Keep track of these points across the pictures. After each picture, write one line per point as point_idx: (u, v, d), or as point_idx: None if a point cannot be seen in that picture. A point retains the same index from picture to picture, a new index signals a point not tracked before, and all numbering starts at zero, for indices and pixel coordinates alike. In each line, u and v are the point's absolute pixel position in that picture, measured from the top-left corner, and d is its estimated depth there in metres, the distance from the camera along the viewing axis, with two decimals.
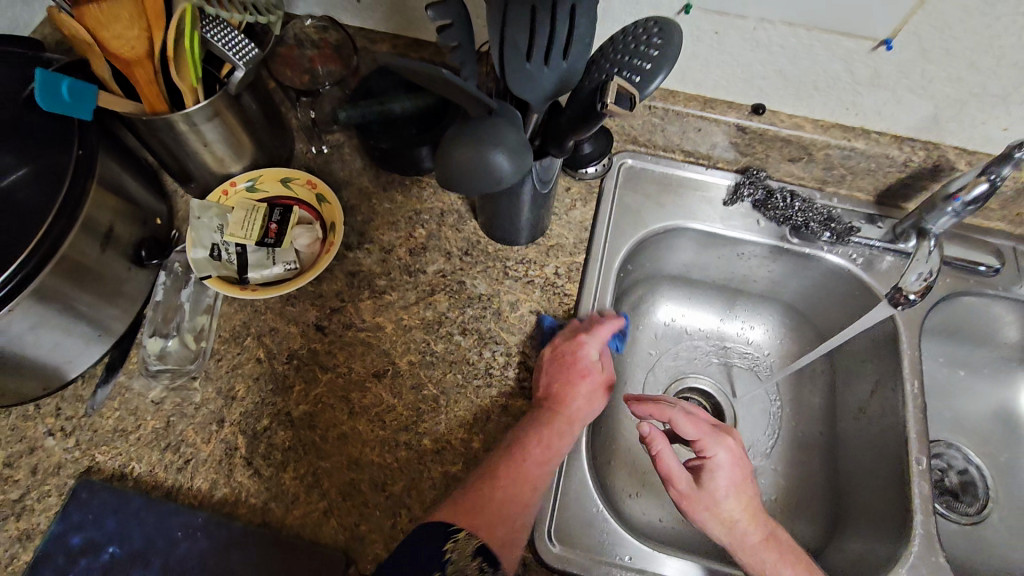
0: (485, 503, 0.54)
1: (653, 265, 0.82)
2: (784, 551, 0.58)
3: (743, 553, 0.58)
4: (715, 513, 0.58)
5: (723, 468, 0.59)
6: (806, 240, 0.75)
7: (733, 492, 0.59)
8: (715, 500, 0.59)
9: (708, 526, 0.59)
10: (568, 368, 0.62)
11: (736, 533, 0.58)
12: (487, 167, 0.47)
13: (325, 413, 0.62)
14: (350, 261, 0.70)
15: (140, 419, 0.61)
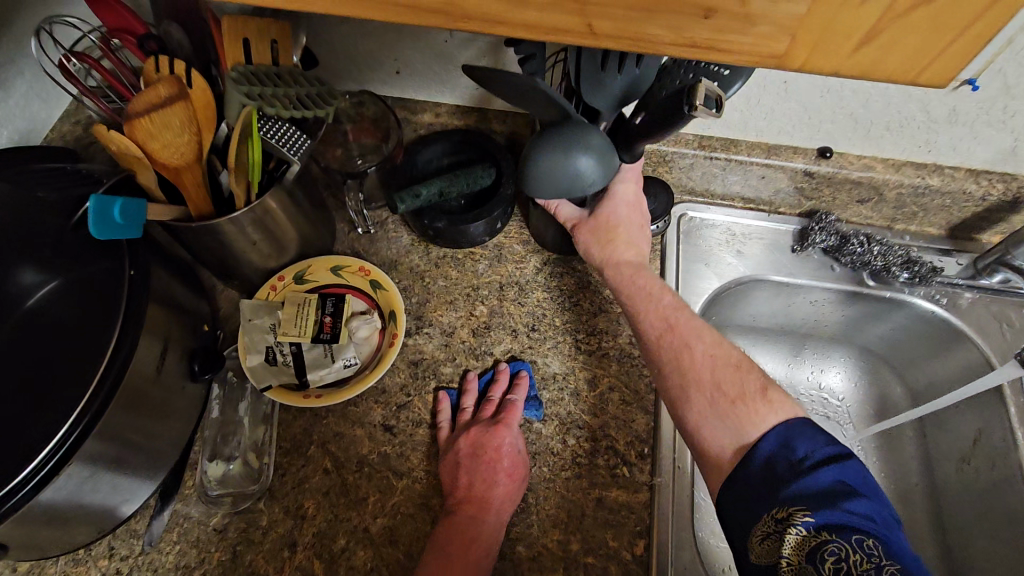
0: None
1: (720, 318, 0.78)
2: (640, 270, 0.59)
3: (614, 271, 0.60)
4: (597, 238, 0.60)
5: (619, 199, 0.59)
6: (884, 285, 0.71)
7: (622, 214, 0.60)
8: (592, 224, 0.60)
9: (589, 249, 0.61)
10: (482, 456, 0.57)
11: (611, 251, 0.60)
12: (574, 172, 0.48)
13: (405, 526, 0.57)
14: (412, 349, 0.65)
15: (204, 551, 0.55)
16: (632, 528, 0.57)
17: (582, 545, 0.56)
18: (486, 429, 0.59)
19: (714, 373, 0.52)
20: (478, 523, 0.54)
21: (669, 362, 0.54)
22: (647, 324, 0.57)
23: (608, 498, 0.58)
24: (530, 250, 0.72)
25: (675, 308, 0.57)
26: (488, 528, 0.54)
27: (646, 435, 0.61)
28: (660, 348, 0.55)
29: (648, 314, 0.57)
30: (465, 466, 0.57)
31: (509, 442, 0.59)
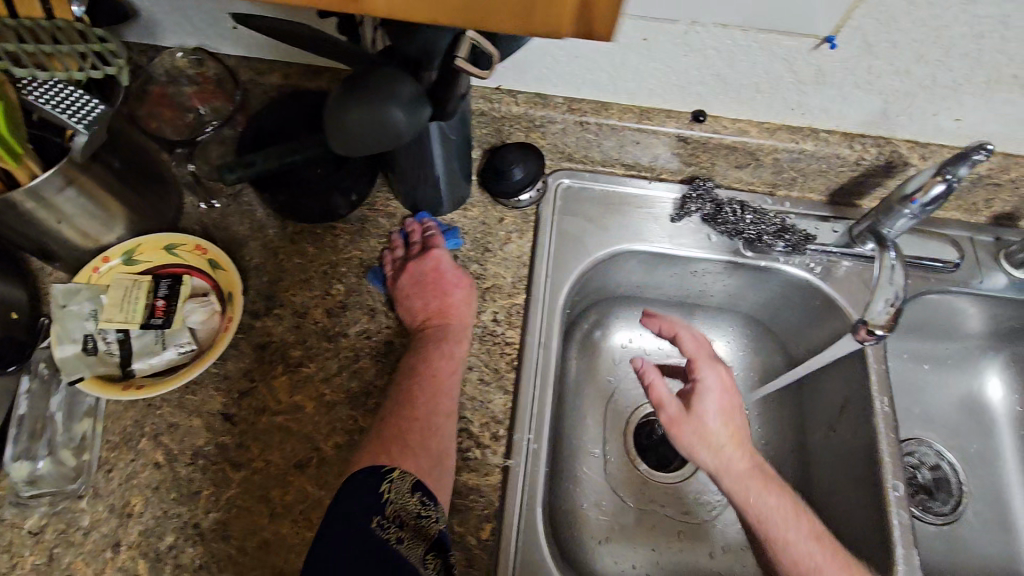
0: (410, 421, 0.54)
1: (600, 290, 0.76)
2: (740, 436, 0.62)
3: (730, 479, 0.61)
4: (702, 435, 0.62)
5: (711, 391, 0.63)
6: (761, 253, 0.69)
7: (721, 416, 0.62)
8: (702, 426, 0.62)
9: (694, 446, 0.62)
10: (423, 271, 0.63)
11: (722, 458, 0.61)
12: (383, 126, 0.41)
13: (240, 521, 0.54)
14: (259, 332, 0.61)
15: (16, 556, 0.51)
16: (480, 511, 0.55)
17: None
18: (419, 257, 0.63)
19: (812, 567, 0.57)
20: (442, 333, 0.60)
21: (790, 560, 0.58)
22: (779, 537, 0.59)
23: (458, 482, 0.56)
24: (396, 223, 0.68)
25: (783, 509, 0.60)
26: (455, 328, 0.61)
27: (503, 415, 0.59)
28: (765, 518, 0.60)
29: (757, 504, 0.60)
30: (414, 293, 0.62)
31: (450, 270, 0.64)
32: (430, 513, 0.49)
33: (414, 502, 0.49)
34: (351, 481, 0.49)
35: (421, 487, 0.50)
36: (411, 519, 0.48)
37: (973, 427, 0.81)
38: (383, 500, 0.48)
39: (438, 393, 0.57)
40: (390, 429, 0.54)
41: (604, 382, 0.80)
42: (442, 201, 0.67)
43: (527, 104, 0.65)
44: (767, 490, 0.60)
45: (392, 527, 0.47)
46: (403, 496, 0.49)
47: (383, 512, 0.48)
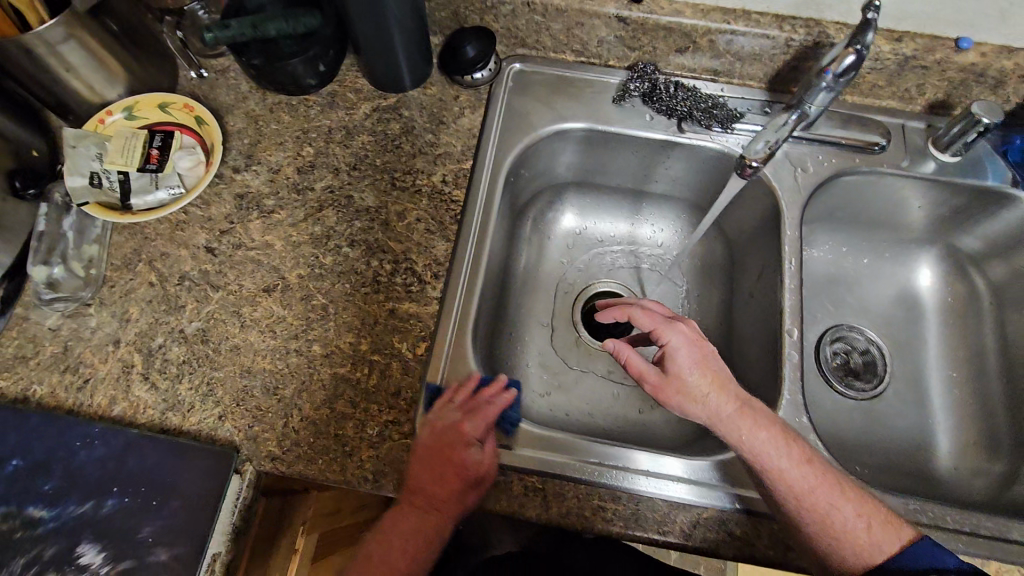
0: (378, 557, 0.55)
1: (554, 173, 0.83)
2: (723, 385, 0.59)
3: (720, 424, 0.58)
4: (684, 390, 0.59)
5: (681, 349, 0.61)
6: (699, 131, 0.74)
7: (697, 368, 0.60)
8: (684, 382, 0.60)
9: (681, 404, 0.60)
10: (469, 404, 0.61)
11: (710, 406, 0.59)
12: None
13: (217, 328, 0.64)
14: (239, 183, 0.71)
15: (39, 345, 0.63)
16: (417, 333, 0.64)
17: (370, 346, 0.64)
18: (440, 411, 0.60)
19: (810, 497, 0.54)
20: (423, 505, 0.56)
21: (790, 494, 0.55)
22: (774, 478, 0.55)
23: (400, 309, 0.65)
24: (362, 98, 0.76)
25: (777, 443, 0.56)
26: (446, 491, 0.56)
27: (443, 259, 0.68)
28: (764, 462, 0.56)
29: (752, 444, 0.56)
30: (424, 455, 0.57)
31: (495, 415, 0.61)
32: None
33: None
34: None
35: None
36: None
37: (906, 316, 0.83)
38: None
39: (397, 542, 0.56)
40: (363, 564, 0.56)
41: (557, 261, 0.86)
42: (404, 78, 0.75)
43: None
44: (760, 428, 0.57)
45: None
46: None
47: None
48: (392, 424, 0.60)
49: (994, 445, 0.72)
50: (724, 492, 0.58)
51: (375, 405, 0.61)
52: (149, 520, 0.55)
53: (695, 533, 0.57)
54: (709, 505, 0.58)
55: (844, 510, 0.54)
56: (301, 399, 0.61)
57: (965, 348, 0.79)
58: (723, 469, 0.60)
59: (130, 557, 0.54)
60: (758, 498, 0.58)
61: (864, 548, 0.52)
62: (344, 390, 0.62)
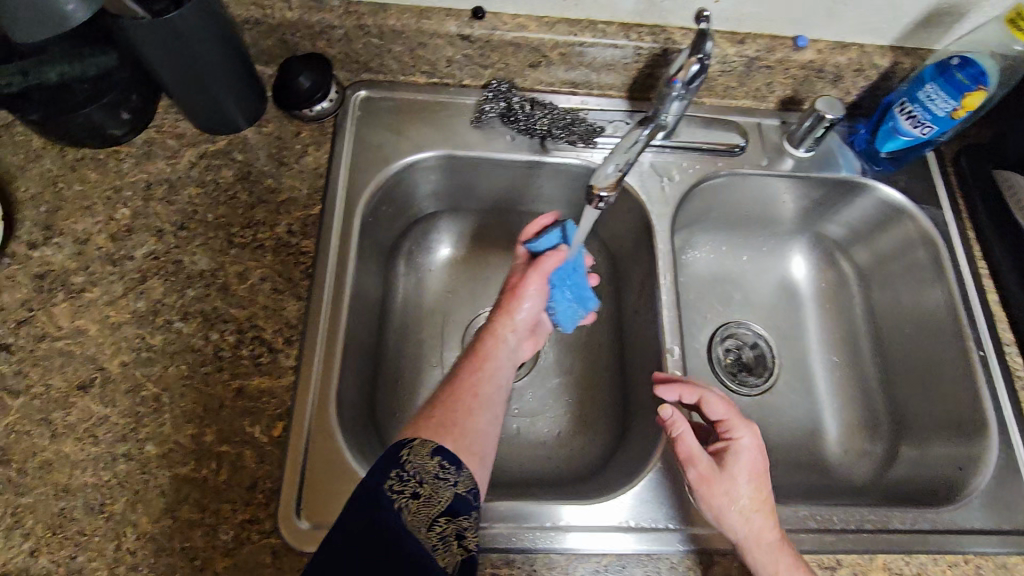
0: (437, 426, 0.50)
1: (421, 204, 0.77)
2: (770, 507, 0.53)
3: (760, 553, 0.52)
4: (731, 496, 0.53)
5: (747, 451, 0.55)
6: (564, 149, 0.71)
7: (754, 480, 0.54)
8: (735, 487, 0.53)
9: (722, 513, 0.53)
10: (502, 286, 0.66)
11: (756, 527, 0.52)
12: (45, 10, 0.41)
13: (21, 442, 0.54)
14: (38, 262, 0.60)
15: None
16: (271, 412, 0.57)
17: (217, 435, 0.55)
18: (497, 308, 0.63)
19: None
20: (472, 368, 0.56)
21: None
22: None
23: (249, 386, 0.57)
24: (185, 144, 0.67)
25: None
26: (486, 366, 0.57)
27: (296, 320, 0.60)
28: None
29: None
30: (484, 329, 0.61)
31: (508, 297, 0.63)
32: (448, 477, 0.46)
33: (433, 465, 0.46)
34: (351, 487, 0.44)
35: (441, 452, 0.47)
36: (429, 481, 0.45)
37: (785, 305, 0.84)
38: (399, 460, 0.46)
39: (484, 386, 0.55)
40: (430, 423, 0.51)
41: (439, 294, 0.81)
42: (235, 118, 0.66)
43: (302, 9, 0.64)
44: (792, 562, 0.52)
45: (402, 491, 0.44)
46: (422, 461, 0.46)
47: (401, 468, 0.45)
48: (250, 523, 0.53)
49: (874, 419, 0.75)
50: (679, 537, 0.56)
51: (227, 505, 0.53)
52: None
53: None
54: (607, 550, 0.54)
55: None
56: (136, 513, 0.52)
57: (841, 330, 0.80)
58: (623, 509, 0.57)
59: None
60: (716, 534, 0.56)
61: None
62: (188, 493, 0.53)
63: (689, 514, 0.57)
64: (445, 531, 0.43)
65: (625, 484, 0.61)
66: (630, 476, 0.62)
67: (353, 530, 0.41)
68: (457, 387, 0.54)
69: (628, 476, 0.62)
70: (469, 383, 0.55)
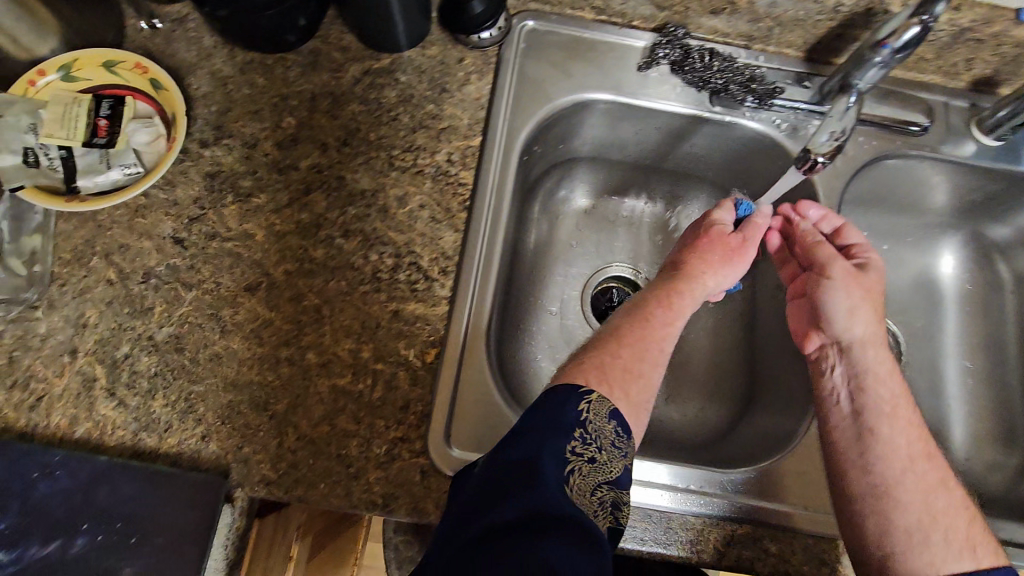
0: (627, 373, 0.49)
1: (566, 148, 0.74)
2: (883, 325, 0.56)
3: (872, 350, 0.55)
4: (858, 304, 0.56)
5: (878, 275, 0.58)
6: (731, 105, 0.67)
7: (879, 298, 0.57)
8: (865, 298, 0.56)
9: (844, 318, 0.56)
10: (689, 239, 0.61)
11: (873, 329, 0.56)
12: None
13: (193, 334, 0.56)
14: (208, 160, 0.60)
15: None
16: (425, 338, 0.57)
17: (374, 353, 0.57)
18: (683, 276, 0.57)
19: (919, 465, 0.50)
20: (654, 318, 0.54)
21: (911, 506, 0.49)
22: (891, 440, 0.51)
23: (405, 311, 0.58)
24: (349, 58, 0.65)
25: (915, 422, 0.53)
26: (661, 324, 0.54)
27: (452, 252, 0.60)
28: (887, 408, 0.53)
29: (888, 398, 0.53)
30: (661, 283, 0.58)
31: (710, 261, 0.58)
32: (621, 445, 0.45)
33: (610, 430, 0.45)
34: (520, 450, 0.42)
35: (617, 416, 0.46)
36: (606, 446, 0.44)
37: (924, 303, 0.81)
38: (582, 420, 0.44)
39: (662, 342, 0.53)
40: (612, 364, 0.49)
41: (567, 243, 0.80)
42: (399, 37, 0.63)
43: None
44: (896, 375, 0.55)
45: (581, 454, 0.43)
46: (602, 422, 0.45)
47: (582, 429, 0.44)
48: (401, 441, 0.55)
49: (1008, 432, 0.73)
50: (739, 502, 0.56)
51: (381, 421, 0.55)
52: (130, 559, 0.49)
53: (728, 552, 0.54)
54: (742, 520, 0.55)
55: (952, 491, 0.50)
56: (298, 416, 0.54)
57: (982, 338, 0.78)
58: (756, 484, 0.57)
59: None
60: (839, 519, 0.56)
61: (952, 558, 0.47)
62: (346, 404, 0.55)
63: (820, 500, 0.57)
64: (604, 497, 0.42)
65: (775, 448, 0.62)
66: (777, 441, 0.63)
67: (526, 498, 0.39)
68: (635, 331, 0.53)
69: (775, 438, 0.64)
70: (646, 333, 0.53)
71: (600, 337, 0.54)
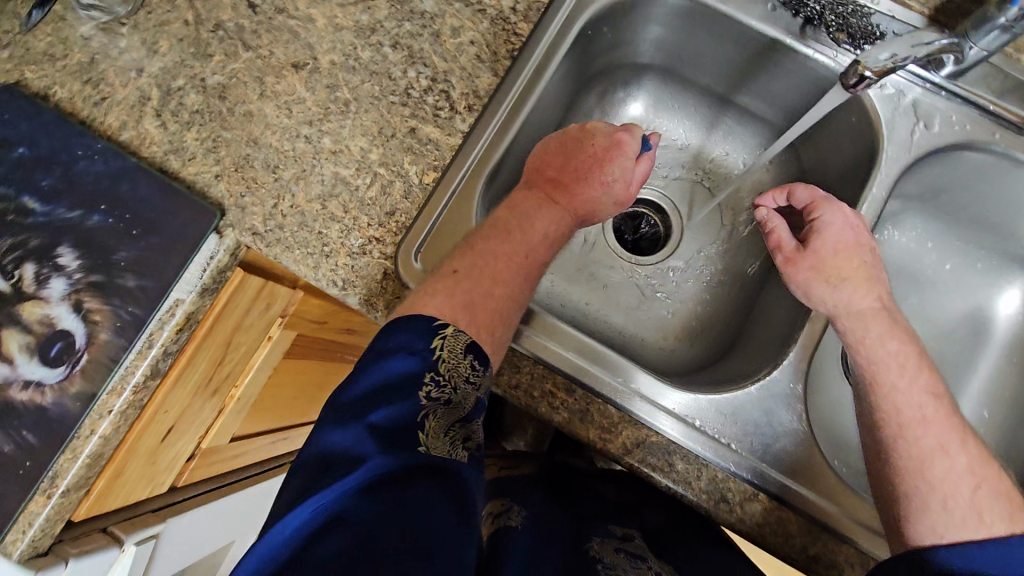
0: (484, 303, 0.51)
1: (637, 45, 0.72)
2: (853, 273, 0.55)
3: (850, 322, 0.54)
4: (817, 270, 0.55)
5: (831, 227, 0.56)
6: (823, 41, 0.61)
7: (842, 252, 0.55)
8: (822, 260, 0.56)
9: (809, 288, 0.56)
10: (585, 167, 0.60)
11: (842, 297, 0.54)
12: None
13: (236, 87, 0.61)
14: None
15: (68, 49, 0.62)
16: (431, 161, 0.60)
17: (380, 158, 0.60)
18: (538, 203, 0.58)
19: (914, 431, 0.50)
20: (501, 236, 0.54)
21: (913, 479, 0.48)
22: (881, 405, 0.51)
23: (421, 131, 0.60)
24: None
25: (907, 378, 0.51)
26: (524, 252, 0.55)
27: (483, 93, 0.62)
28: (873, 374, 0.52)
29: (869, 355, 0.53)
30: (530, 202, 0.58)
31: (601, 200, 0.61)
32: (476, 376, 0.46)
33: (466, 366, 0.46)
34: (351, 426, 0.41)
35: (473, 348, 0.47)
36: (460, 384, 0.45)
37: (967, 339, 0.73)
38: (434, 360, 0.45)
39: (507, 272, 0.53)
40: (460, 291, 0.50)
41: None
42: None
43: None
44: (889, 334, 0.53)
45: (434, 396, 0.43)
46: (455, 357, 0.46)
47: (435, 371, 0.45)
48: (376, 242, 0.58)
49: None
50: (656, 413, 0.54)
51: (365, 216, 0.58)
52: (127, 246, 0.56)
53: (634, 452, 0.54)
54: (660, 432, 0.54)
55: (954, 457, 0.48)
56: (297, 187, 0.59)
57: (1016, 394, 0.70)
58: (695, 407, 0.55)
59: (101, 272, 0.56)
60: (758, 467, 0.53)
61: (956, 526, 0.47)
62: (340, 192, 0.59)
63: (757, 445, 0.54)
64: (455, 434, 0.43)
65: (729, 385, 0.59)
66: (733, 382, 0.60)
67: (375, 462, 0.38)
68: (496, 259, 0.53)
69: (739, 377, 0.61)
70: (502, 266, 0.53)
71: (472, 249, 0.53)
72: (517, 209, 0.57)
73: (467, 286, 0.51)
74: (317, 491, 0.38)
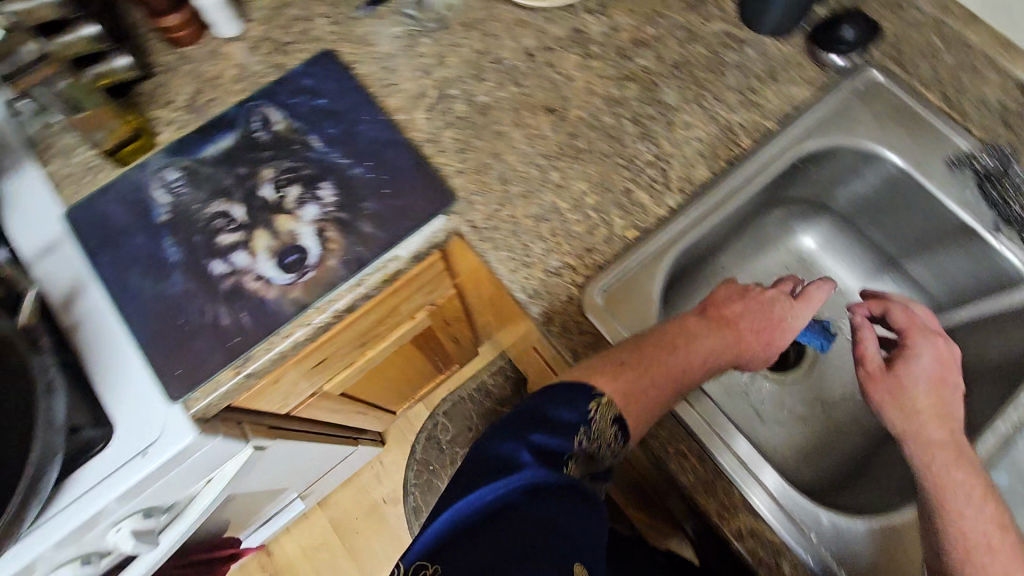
0: (642, 392, 0.54)
1: (830, 188, 0.79)
2: (929, 400, 0.57)
3: (916, 444, 0.56)
4: (897, 392, 0.59)
5: (922, 358, 0.60)
6: (1015, 243, 0.67)
7: (928, 383, 0.59)
8: (903, 384, 0.59)
9: (883, 407, 0.59)
10: (761, 317, 0.64)
11: (915, 421, 0.57)
12: None
13: (496, 110, 0.74)
14: (579, 21, 0.79)
15: (380, 40, 0.78)
16: (635, 220, 0.68)
17: (595, 203, 0.69)
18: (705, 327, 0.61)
19: (975, 557, 0.50)
20: (674, 344, 0.58)
21: None
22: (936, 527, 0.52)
23: (634, 194, 0.69)
24: (722, 17, 0.78)
25: (970, 502, 0.52)
26: (681, 363, 0.58)
27: (696, 182, 0.70)
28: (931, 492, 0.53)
29: (930, 475, 0.54)
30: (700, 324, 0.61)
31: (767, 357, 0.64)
32: (617, 445, 0.52)
33: (611, 433, 0.52)
34: (512, 442, 0.48)
35: (621, 422, 0.52)
36: (603, 444, 0.51)
37: None
38: (586, 418, 0.51)
39: (674, 374, 0.57)
40: (622, 376, 0.54)
41: (774, 265, 0.85)
42: (765, 24, 0.75)
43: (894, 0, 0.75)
44: (958, 458, 0.54)
45: (583, 448, 0.50)
46: (605, 423, 0.51)
47: (584, 426, 0.51)
48: (570, 268, 0.66)
49: None
50: (768, 503, 0.57)
51: (568, 245, 0.67)
52: (374, 199, 0.67)
53: (746, 539, 0.56)
54: (772, 527, 0.57)
55: None
56: (519, 202, 0.69)
57: None
58: (814, 520, 0.57)
59: (347, 212, 0.66)
60: None
61: None
62: (552, 218, 0.68)
63: None
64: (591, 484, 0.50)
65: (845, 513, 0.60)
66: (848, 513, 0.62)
67: (529, 472, 0.46)
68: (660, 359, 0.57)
69: (867, 513, 0.63)
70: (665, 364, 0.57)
71: (637, 346, 0.57)
72: (687, 329, 0.60)
73: (632, 375, 0.54)
74: (477, 487, 0.45)
